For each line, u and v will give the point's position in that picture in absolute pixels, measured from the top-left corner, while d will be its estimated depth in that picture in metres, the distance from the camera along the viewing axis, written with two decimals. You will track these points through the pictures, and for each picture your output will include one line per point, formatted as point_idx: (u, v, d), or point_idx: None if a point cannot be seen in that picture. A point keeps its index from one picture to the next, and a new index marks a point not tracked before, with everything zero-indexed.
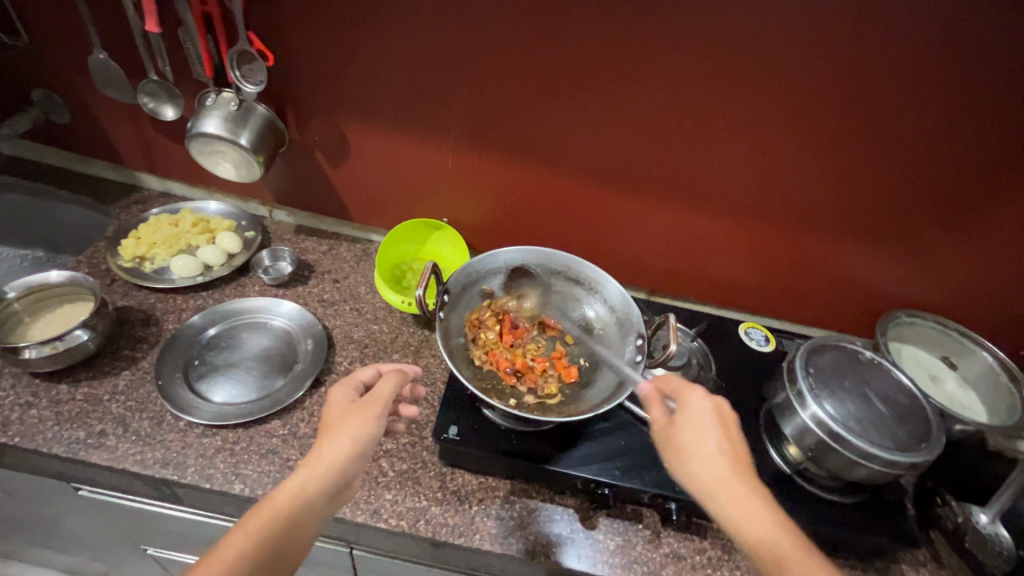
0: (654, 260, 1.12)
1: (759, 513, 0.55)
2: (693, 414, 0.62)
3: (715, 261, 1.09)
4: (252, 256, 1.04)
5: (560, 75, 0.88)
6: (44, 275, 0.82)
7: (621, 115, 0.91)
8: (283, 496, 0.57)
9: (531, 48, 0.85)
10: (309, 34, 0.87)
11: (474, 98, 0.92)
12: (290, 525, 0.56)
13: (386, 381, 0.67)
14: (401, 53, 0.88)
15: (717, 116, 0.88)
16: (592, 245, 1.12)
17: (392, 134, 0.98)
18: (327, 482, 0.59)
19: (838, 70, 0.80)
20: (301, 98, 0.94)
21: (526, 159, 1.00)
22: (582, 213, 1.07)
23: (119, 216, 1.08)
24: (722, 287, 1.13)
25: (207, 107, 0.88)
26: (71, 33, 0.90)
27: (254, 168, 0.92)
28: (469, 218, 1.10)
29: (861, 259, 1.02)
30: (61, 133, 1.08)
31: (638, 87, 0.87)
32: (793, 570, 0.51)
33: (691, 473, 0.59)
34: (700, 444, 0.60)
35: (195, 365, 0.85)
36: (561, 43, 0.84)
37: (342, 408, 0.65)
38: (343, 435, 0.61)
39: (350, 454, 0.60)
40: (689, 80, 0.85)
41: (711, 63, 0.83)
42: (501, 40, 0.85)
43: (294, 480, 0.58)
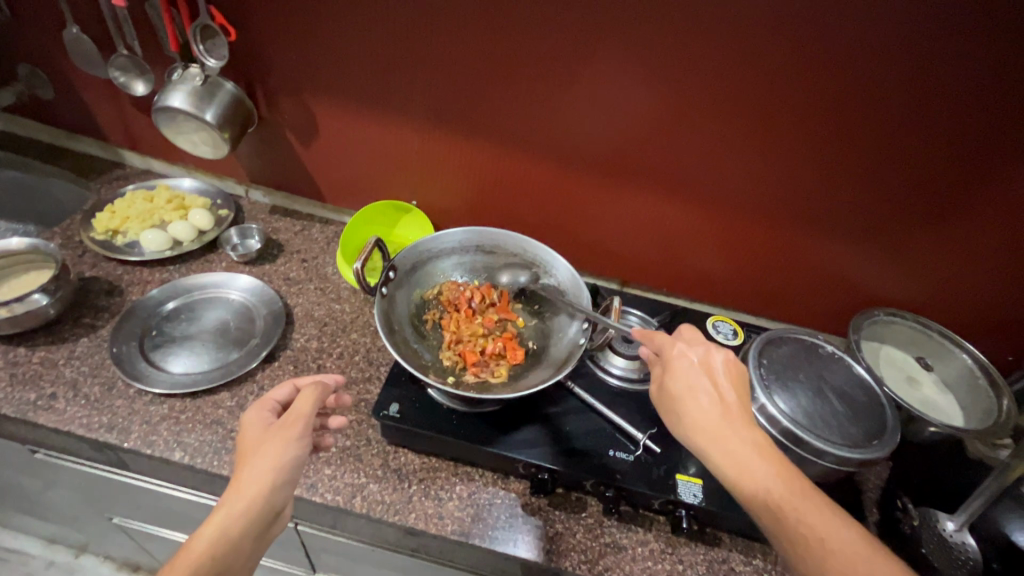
0: (626, 251, 1.10)
1: (752, 461, 0.55)
2: (681, 365, 0.63)
3: (687, 253, 1.06)
4: (222, 233, 1.05)
5: (523, 55, 0.87)
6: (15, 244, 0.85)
7: (586, 98, 0.89)
8: (201, 542, 0.54)
9: (493, 26, 0.84)
10: (275, 12, 0.87)
11: (438, 79, 0.92)
12: (214, 570, 0.54)
13: (307, 398, 0.65)
14: (365, 32, 0.88)
15: (682, 100, 0.86)
16: (563, 234, 1.10)
17: (360, 115, 0.98)
18: (253, 515, 0.57)
19: (805, 54, 0.78)
20: (269, 76, 0.94)
21: (492, 142, 0.99)
22: (551, 200, 1.05)
23: (99, 191, 1.11)
24: (695, 280, 1.10)
25: (174, 81, 0.89)
26: (50, 9, 0.93)
27: (221, 144, 0.93)
28: (439, 203, 1.09)
29: (837, 253, 0.98)
30: (48, 109, 1.11)
31: (601, 69, 0.86)
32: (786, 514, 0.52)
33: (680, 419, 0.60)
34: (693, 397, 0.60)
35: (151, 336, 0.86)
36: (522, 22, 0.83)
37: (260, 432, 0.62)
38: (263, 464, 0.59)
39: (271, 484, 0.59)
40: (653, 61, 0.83)
41: (674, 45, 0.81)
42: (462, 17, 0.84)
43: (212, 522, 0.56)
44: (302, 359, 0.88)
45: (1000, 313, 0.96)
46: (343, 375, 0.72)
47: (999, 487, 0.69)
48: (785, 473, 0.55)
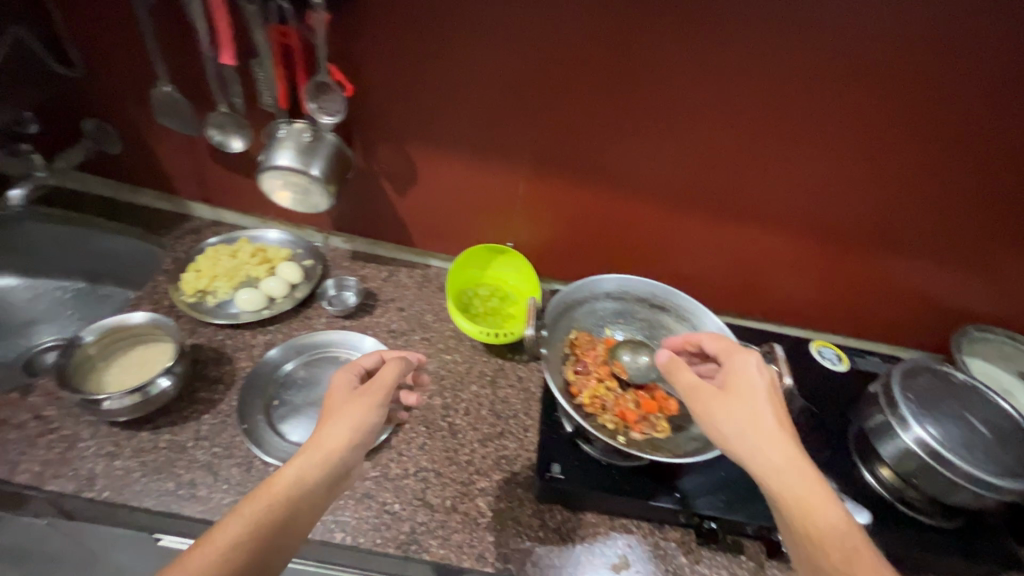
0: (718, 283, 1.11)
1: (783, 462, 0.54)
2: (740, 377, 0.62)
3: (780, 283, 1.08)
4: (315, 286, 1.01)
5: (637, 100, 0.86)
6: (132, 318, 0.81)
7: (696, 141, 0.89)
8: (281, 481, 0.55)
9: (612, 71, 0.83)
10: (384, 64, 0.84)
11: (547, 125, 0.90)
12: (290, 511, 0.54)
13: (388, 370, 0.68)
14: (476, 81, 0.85)
15: (793, 140, 0.88)
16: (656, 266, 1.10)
17: (460, 161, 0.95)
18: (329, 467, 0.58)
19: (921, 95, 0.80)
20: (369, 127, 0.91)
21: (595, 182, 0.97)
22: (649, 235, 1.05)
23: (174, 247, 1.05)
24: (786, 305, 1.12)
25: (278, 138, 0.85)
26: (133, 66, 0.87)
27: (324, 198, 0.90)
28: (532, 242, 1.07)
29: (927, 275, 1.02)
30: (112, 163, 1.05)
31: (716, 112, 0.86)
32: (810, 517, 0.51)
33: (747, 440, 0.56)
34: (732, 395, 0.60)
35: (275, 406, 0.83)
36: (641, 68, 0.82)
37: (341, 394, 0.65)
38: (343, 419, 0.61)
39: (350, 438, 0.60)
40: (770, 103, 0.84)
41: (794, 88, 0.82)
42: (581, 63, 0.82)
43: (294, 465, 0.57)
44: (431, 419, 0.86)
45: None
46: (422, 356, 0.76)
47: None
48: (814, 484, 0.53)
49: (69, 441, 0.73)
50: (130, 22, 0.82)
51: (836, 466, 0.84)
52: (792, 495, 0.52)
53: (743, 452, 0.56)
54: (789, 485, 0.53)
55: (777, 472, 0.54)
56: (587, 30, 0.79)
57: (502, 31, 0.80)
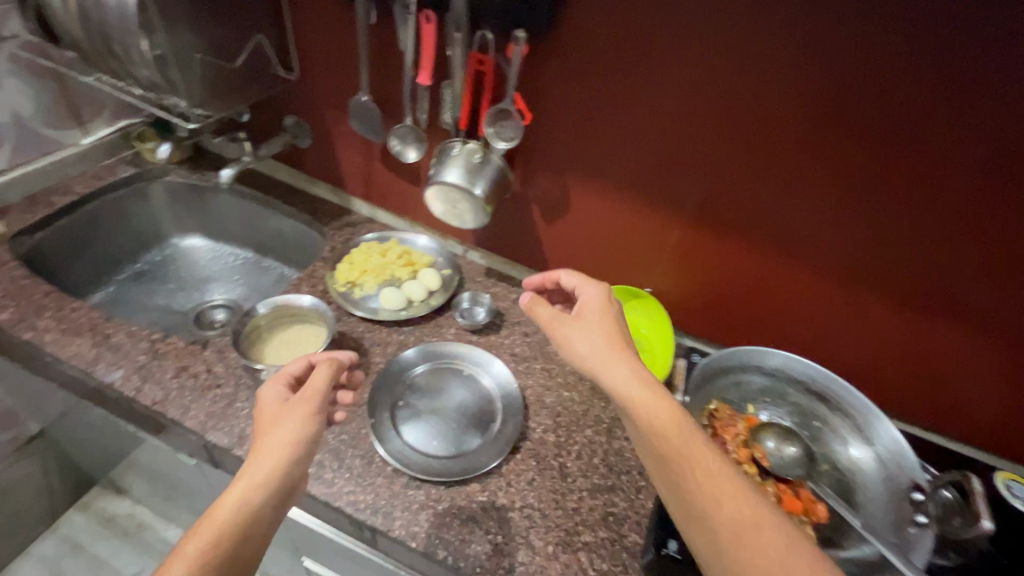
0: (889, 380, 0.91)
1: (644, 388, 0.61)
2: (588, 308, 0.70)
3: (978, 393, 0.85)
4: (450, 296, 1.05)
5: (816, 154, 0.75)
6: (297, 297, 0.89)
7: (883, 206, 0.75)
8: (223, 510, 0.56)
9: (809, 130, 0.73)
10: (563, 97, 0.84)
11: (712, 175, 0.83)
12: (238, 536, 0.55)
13: (320, 369, 0.68)
14: (647, 122, 0.82)
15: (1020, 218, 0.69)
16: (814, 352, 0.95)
17: (615, 199, 0.93)
18: (271, 486, 0.59)
19: None
20: (534, 154, 0.92)
21: (760, 246, 0.87)
22: (813, 317, 0.90)
23: (333, 237, 1.15)
24: (986, 435, 0.89)
25: (451, 155, 0.89)
26: (338, 75, 0.97)
27: (479, 216, 0.92)
28: (672, 293, 1.00)
29: None
30: (299, 154, 1.17)
31: (914, 175, 0.71)
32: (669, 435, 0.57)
33: (604, 362, 0.64)
34: (597, 332, 0.67)
35: (399, 408, 0.86)
36: (826, 119, 0.72)
37: (274, 405, 0.65)
38: (286, 427, 0.62)
39: (292, 453, 0.61)
40: (992, 171, 0.67)
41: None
42: (773, 117, 0.74)
43: (232, 494, 0.57)
44: (542, 455, 0.84)
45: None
46: (356, 354, 0.75)
47: None
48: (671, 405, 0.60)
49: (229, 399, 0.82)
50: (347, 37, 0.92)
51: None
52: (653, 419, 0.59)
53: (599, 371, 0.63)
54: (640, 408, 0.59)
55: (629, 391, 0.61)
56: (789, 82, 0.71)
57: (690, 76, 0.76)
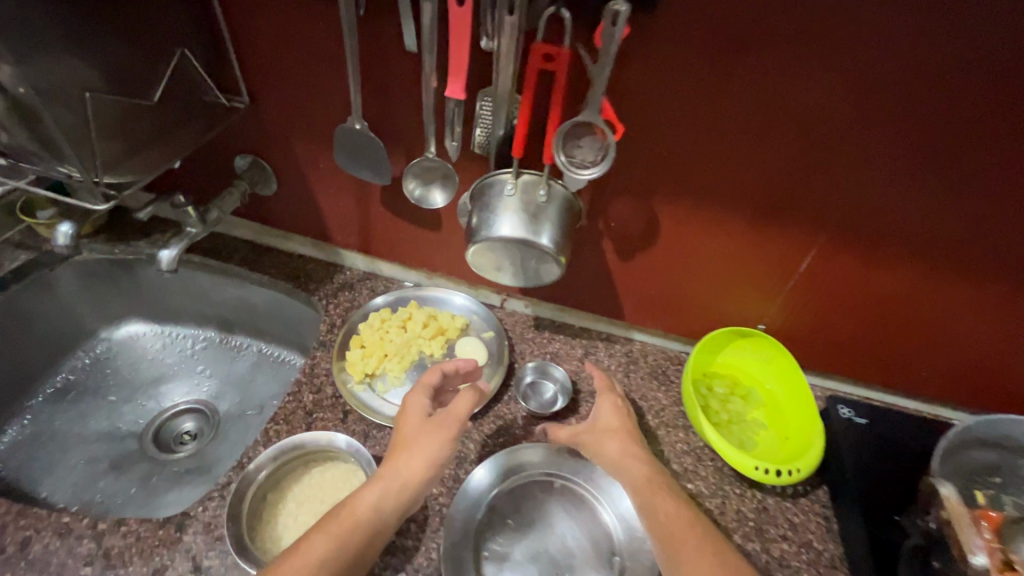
0: None
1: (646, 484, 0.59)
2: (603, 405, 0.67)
3: None
4: (504, 369, 0.79)
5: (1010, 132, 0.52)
6: (326, 435, 0.64)
7: None
8: (364, 503, 0.54)
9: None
10: (652, 94, 0.58)
11: (855, 178, 0.60)
12: (368, 539, 0.52)
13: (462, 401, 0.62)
14: (765, 117, 0.57)
15: None
16: (981, 379, 0.75)
17: (719, 224, 0.68)
18: (404, 499, 0.55)
19: None
20: (608, 176, 0.66)
21: (915, 261, 0.65)
22: (986, 337, 0.70)
23: (328, 310, 0.86)
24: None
25: (500, 197, 0.62)
26: (309, 94, 0.68)
27: (550, 272, 0.66)
28: (792, 327, 0.78)
29: None
30: (261, 204, 0.87)
31: None
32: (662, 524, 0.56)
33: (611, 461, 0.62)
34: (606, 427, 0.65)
35: (486, 561, 0.62)
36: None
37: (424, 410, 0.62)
38: (422, 445, 0.58)
39: (428, 472, 0.57)
40: None
41: None
42: (990, 96, 0.50)
43: (373, 490, 0.55)
44: None
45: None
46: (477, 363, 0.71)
47: None
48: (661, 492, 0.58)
49: None
50: (317, 38, 0.62)
51: None
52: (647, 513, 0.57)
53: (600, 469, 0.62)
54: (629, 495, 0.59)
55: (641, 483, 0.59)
56: None
57: (864, 49, 0.50)
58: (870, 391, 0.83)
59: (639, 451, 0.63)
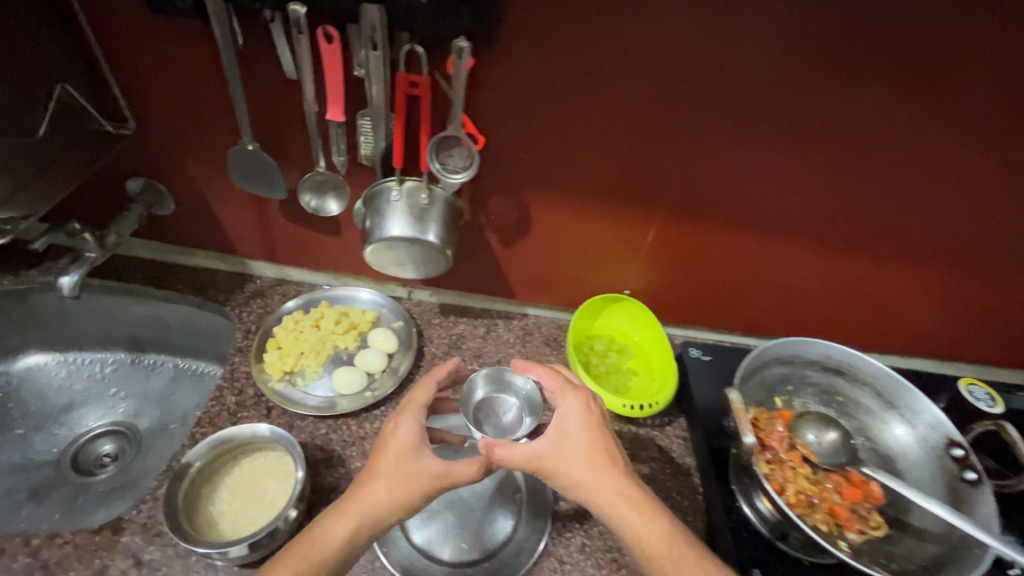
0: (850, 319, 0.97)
1: (610, 489, 0.62)
2: (572, 420, 0.66)
3: (916, 317, 0.95)
4: (412, 353, 0.89)
5: (771, 131, 0.69)
6: (247, 428, 0.68)
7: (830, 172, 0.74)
8: (329, 540, 0.57)
9: (797, 110, 0.67)
10: (508, 109, 0.69)
11: (674, 169, 0.75)
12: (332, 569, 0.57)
13: (467, 464, 0.62)
14: (598, 125, 0.71)
15: (945, 162, 0.70)
16: (788, 314, 0.97)
17: (579, 211, 0.82)
18: (368, 529, 0.59)
19: None
20: (483, 178, 0.78)
21: (729, 229, 0.83)
22: (787, 282, 0.91)
23: (242, 318, 0.92)
24: (931, 343, 0.99)
25: (389, 202, 0.72)
26: (200, 120, 0.73)
27: (440, 264, 0.76)
28: (651, 288, 0.95)
29: None
30: (161, 223, 0.90)
31: (857, 139, 0.69)
32: (623, 522, 0.61)
33: (582, 481, 0.62)
34: (571, 445, 0.64)
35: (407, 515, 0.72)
36: (776, 99, 0.66)
37: (411, 442, 0.62)
38: (399, 481, 0.59)
39: (399, 503, 0.60)
40: (932, 121, 0.66)
41: (959, 104, 0.64)
42: (759, 99, 0.66)
43: (340, 525, 0.58)
44: (583, 512, 0.75)
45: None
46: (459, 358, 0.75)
47: None
48: (624, 494, 0.62)
49: None
50: (201, 69, 0.67)
51: None
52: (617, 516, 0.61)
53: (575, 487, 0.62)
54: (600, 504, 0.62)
55: (613, 507, 0.61)
56: (777, 63, 0.62)
57: (666, 67, 0.64)
58: (718, 334, 1.02)
59: (613, 468, 0.63)
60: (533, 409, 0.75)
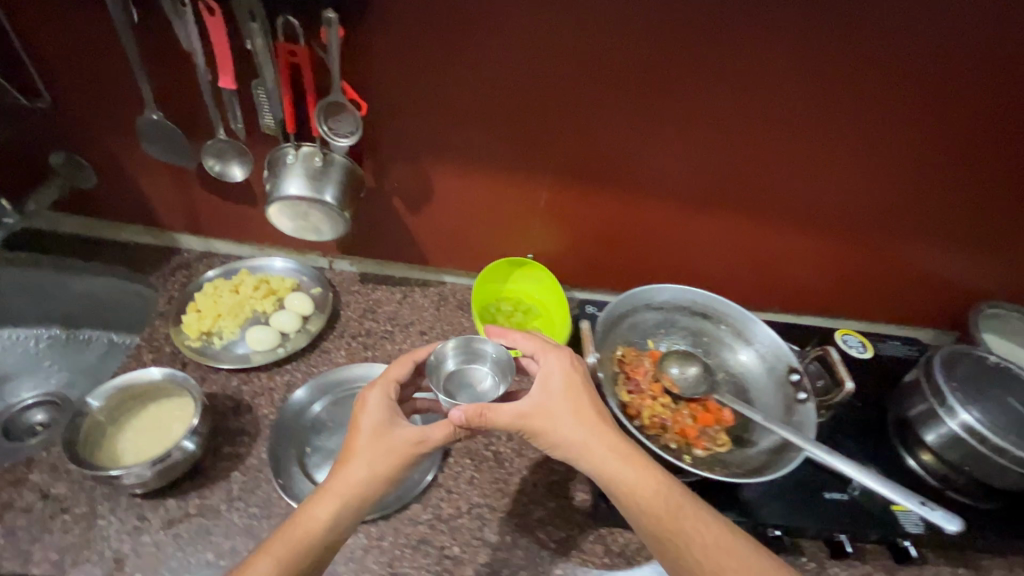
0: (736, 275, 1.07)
1: (601, 449, 0.61)
2: (552, 382, 0.65)
3: (793, 272, 1.06)
4: (327, 316, 0.95)
5: (625, 95, 0.81)
6: (143, 372, 0.74)
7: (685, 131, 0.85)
8: (311, 521, 0.58)
9: (643, 74, 0.78)
10: (394, 80, 0.77)
11: (552, 132, 0.85)
12: (316, 550, 0.57)
13: (440, 426, 0.62)
14: (479, 94, 0.79)
15: (773, 120, 0.83)
16: (680, 273, 1.06)
17: (475, 177, 0.90)
18: (352, 508, 0.59)
19: (894, 58, 0.76)
20: (382, 146, 0.85)
21: (611, 190, 0.93)
22: (672, 242, 1.01)
23: (166, 287, 0.97)
24: (807, 297, 1.10)
25: (286, 164, 0.78)
26: (110, 94, 0.78)
27: (339, 225, 0.82)
28: (553, 253, 1.03)
29: (934, 252, 1.01)
30: (86, 198, 0.95)
31: (700, 101, 0.81)
32: (620, 481, 0.60)
33: (573, 443, 0.61)
34: (557, 407, 0.63)
35: (308, 455, 0.77)
36: (622, 66, 0.77)
37: (379, 418, 0.63)
38: (376, 459, 0.60)
39: (380, 479, 0.60)
40: (755, 82, 0.79)
41: (773, 65, 0.77)
42: (615, 66, 0.77)
43: (322, 506, 0.58)
44: (475, 450, 0.82)
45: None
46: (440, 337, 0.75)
47: None
48: (620, 451, 0.61)
49: (88, 519, 0.67)
50: (106, 44, 0.73)
51: (882, 456, 0.85)
52: (614, 477, 0.60)
53: (566, 449, 0.62)
54: (594, 464, 0.61)
55: (607, 465, 0.61)
56: (618, 32, 0.74)
57: (532, 38, 0.74)
58: (617, 295, 1.12)
59: (601, 424, 0.63)
60: (506, 372, 0.72)
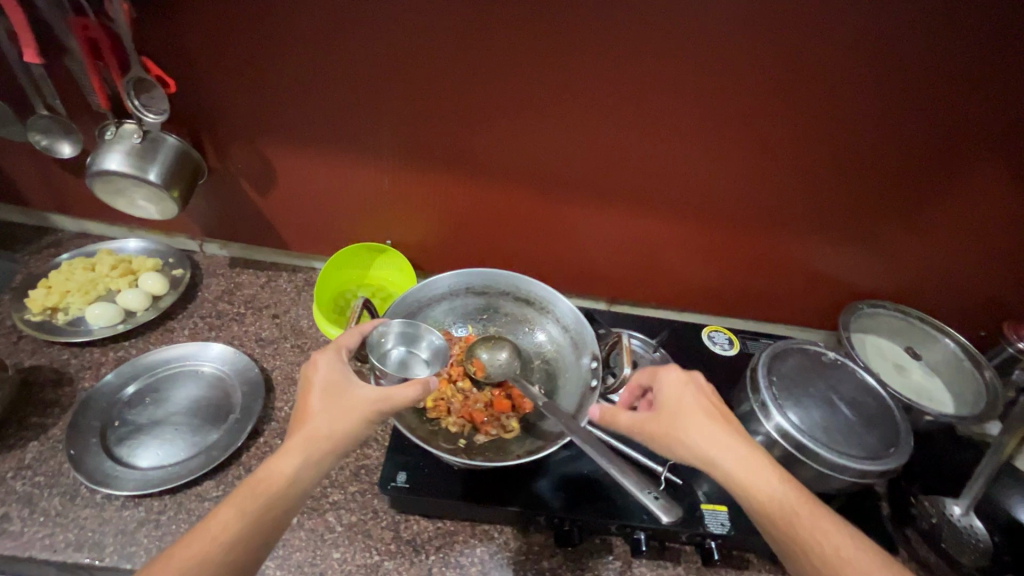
0: (608, 265, 1.05)
1: (734, 452, 0.55)
2: (672, 391, 0.61)
3: (665, 263, 1.03)
4: (181, 296, 0.96)
5: (449, 81, 0.79)
6: None
7: (518, 121, 0.83)
8: (278, 477, 0.54)
9: (462, 60, 0.76)
10: (213, 60, 0.78)
11: (385, 118, 0.84)
12: (283, 506, 0.54)
13: (410, 390, 0.60)
14: (301, 78, 0.80)
15: (607, 110, 0.80)
16: (550, 260, 1.05)
17: (319, 160, 0.91)
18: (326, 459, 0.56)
19: (717, 45, 0.72)
20: (218, 127, 0.86)
21: (460, 178, 0.92)
22: (533, 229, 1.00)
23: (30, 263, 0.99)
24: (683, 288, 1.08)
25: (106, 141, 0.79)
26: None
27: (170, 205, 0.84)
28: (416, 239, 1.03)
29: (806, 247, 0.97)
30: None
31: (527, 89, 0.79)
32: (760, 495, 0.53)
33: (705, 454, 0.56)
34: (689, 415, 0.58)
35: (114, 428, 0.77)
36: (438, 52, 0.76)
37: (338, 377, 0.61)
38: (337, 412, 0.58)
39: (348, 434, 0.57)
40: (579, 69, 0.76)
41: (591, 52, 0.74)
42: (435, 51, 0.76)
43: (290, 460, 0.55)
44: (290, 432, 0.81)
45: (987, 296, 0.98)
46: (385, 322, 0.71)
47: (994, 467, 0.75)
48: (754, 457, 0.55)
49: None
50: None
51: None
52: (751, 489, 0.53)
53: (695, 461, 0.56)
54: (729, 477, 0.54)
55: (744, 478, 0.54)
56: (426, 17, 0.72)
57: (339, 21, 0.73)
58: None
59: (728, 426, 0.58)
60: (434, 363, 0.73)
